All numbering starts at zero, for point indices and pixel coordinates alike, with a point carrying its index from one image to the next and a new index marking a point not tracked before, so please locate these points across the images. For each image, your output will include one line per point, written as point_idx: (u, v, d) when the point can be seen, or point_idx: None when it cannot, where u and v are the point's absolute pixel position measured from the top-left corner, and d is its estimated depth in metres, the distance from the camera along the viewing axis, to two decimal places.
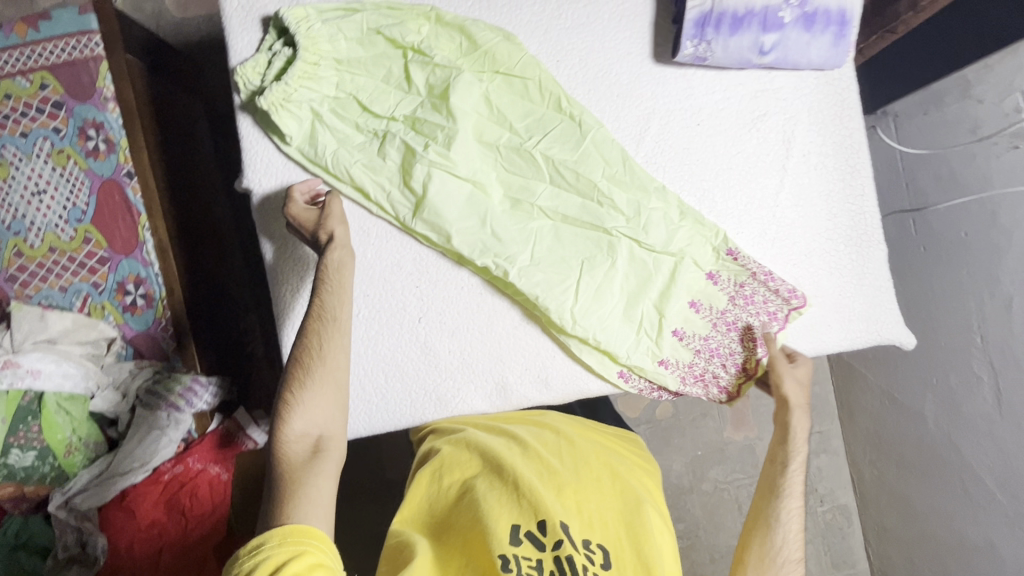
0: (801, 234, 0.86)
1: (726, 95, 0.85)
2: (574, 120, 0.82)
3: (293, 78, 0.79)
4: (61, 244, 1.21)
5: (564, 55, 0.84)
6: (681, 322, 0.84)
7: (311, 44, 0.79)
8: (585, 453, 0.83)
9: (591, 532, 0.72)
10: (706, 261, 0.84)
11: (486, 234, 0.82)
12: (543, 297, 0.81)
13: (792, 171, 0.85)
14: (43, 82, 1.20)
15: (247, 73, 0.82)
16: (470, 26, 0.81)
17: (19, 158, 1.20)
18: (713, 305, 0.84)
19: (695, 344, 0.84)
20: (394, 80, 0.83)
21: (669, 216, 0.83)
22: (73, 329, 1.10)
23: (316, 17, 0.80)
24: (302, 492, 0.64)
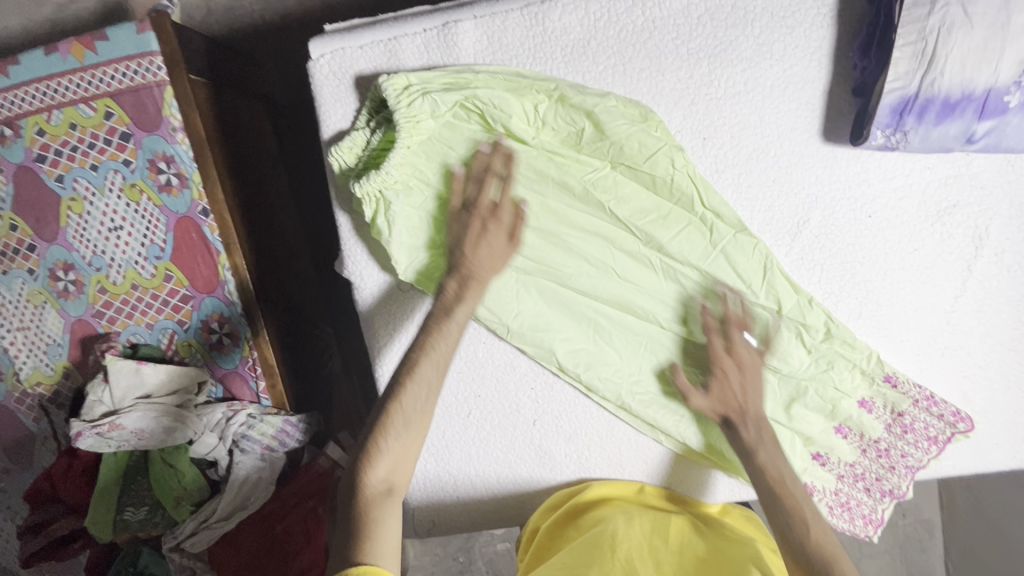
0: (978, 342, 0.74)
1: (907, 182, 0.70)
2: (704, 224, 0.71)
3: (395, 164, 0.69)
4: (143, 281, 1.18)
5: (714, 131, 0.70)
6: (826, 447, 0.77)
7: (411, 125, 0.68)
8: (695, 537, 0.74)
9: None
10: (856, 387, 0.74)
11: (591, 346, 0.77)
12: (653, 415, 0.78)
13: (976, 276, 0.72)
14: (107, 110, 1.10)
15: (343, 154, 0.70)
16: (603, 114, 0.68)
17: (92, 193, 1.14)
18: (865, 433, 0.76)
19: (839, 470, 0.78)
20: (509, 174, 0.72)
21: (808, 337, 0.73)
22: (168, 380, 1.09)
23: (419, 87, 0.68)
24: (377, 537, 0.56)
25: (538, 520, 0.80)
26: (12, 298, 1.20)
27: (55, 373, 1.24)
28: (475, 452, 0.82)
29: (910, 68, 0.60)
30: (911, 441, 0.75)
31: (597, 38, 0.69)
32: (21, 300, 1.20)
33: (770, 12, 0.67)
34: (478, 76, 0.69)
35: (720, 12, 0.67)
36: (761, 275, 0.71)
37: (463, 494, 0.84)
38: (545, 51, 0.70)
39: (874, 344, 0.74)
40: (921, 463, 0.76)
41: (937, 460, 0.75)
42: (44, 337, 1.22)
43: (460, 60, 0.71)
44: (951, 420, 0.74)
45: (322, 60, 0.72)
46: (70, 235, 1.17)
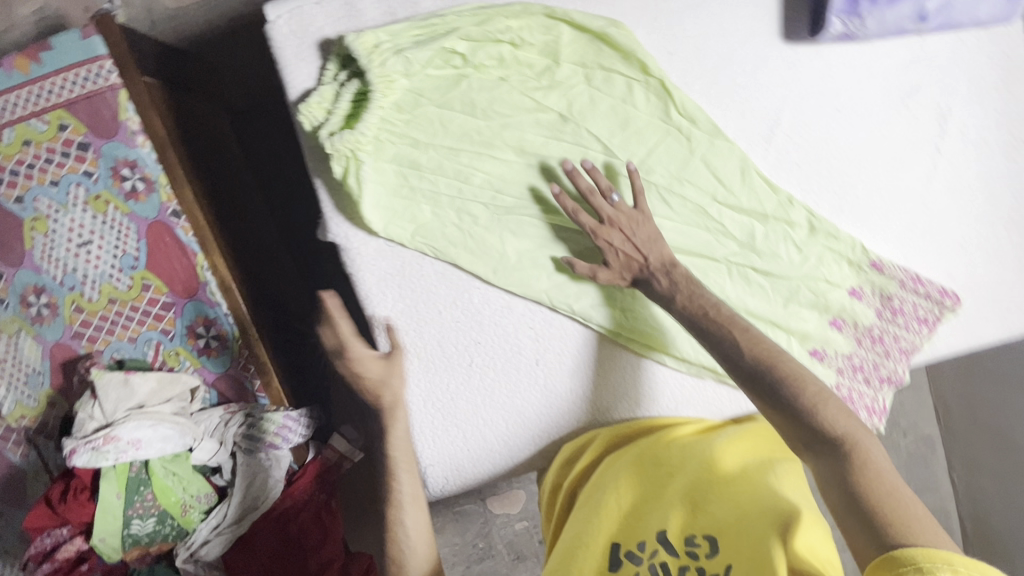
0: (956, 222, 0.76)
1: (868, 73, 0.73)
2: (682, 132, 0.72)
3: (370, 126, 0.68)
4: (120, 294, 1.15)
5: (677, 45, 0.71)
6: (821, 341, 0.77)
7: (385, 84, 0.67)
8: (703, 450, 0.77)
9: (694, 525, 0.72)
10: (846, 278, 0.76)
11: (582, 278, 0.77)
12: (654, 335, 0.79)
13: (945, 157, 0.75)
14: (61, 122, 1.07)
15: (313, 109, 0.69)
16: (563, 42, 0.70)
17: (55, 210, 1.10)
18: (858, 322, 0.78)
19: (839, 364, 0.77)
20: (484, 114, 0.72)
21: (795, 235, 0.75)
22: (159, 388, 1.07)
23: (389, 44, 0.67)
24: None
25: (554, 472, 0.82)
26: None
27: (38, 404, 1.20)
28: (483, 399, 0.81)
29: None
30: (902, 323, 0.77)
31: None
32: None
33: None
34: (450, 20, 0.68)
35: None
36: (740, 180, 0.73)
37: (479, 451, 0.83)
38: None
39: (858, 236, 0.76)
40: (913, 343, 0.78)
41: (930, 339, 0.78)
42: (21, 368, 1.17)
43: (419, 4, 0.71)
44: (938, 297, 0.76)
45: (280, 20, 0.71)
46: (37, 256, 1.12)
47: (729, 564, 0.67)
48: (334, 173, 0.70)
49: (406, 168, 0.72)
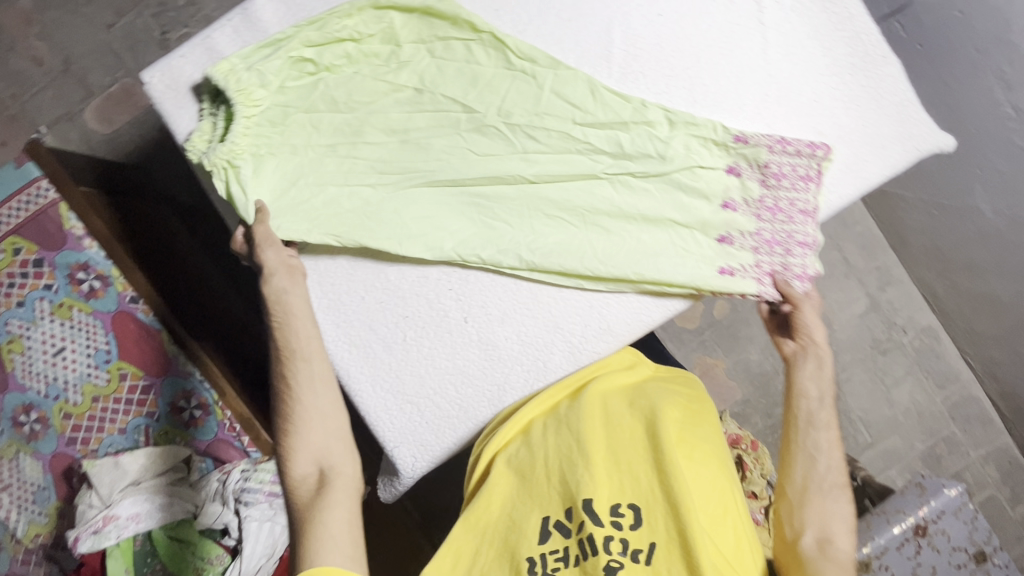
0: (803, 80, 0.82)
1: None
2: (527, 74, 0.79)
3: (240, 135, 0.75)
4: (101, 390, 1.21)
5: (501, 2, 0.80)
6: (725, 226, 0.80)
7: (245, 96, 0.75)
8: (630, 416, 0.80)
9: (622, 495, 0.74)
10: (720, 160, 0.81)
11: (482, 234, 0.80)
12: (561, 259, 0.80)
13: (771, 27, 0.81)
14: (15, 246, 1.17)
15: (193, 139, 0.76)
16: (395, 24, 0.78)
17: (26, 327, 1.19)
18: (748, 198, 0.81)
19: (752, 243, 0.80)
20: (347, 105, 0.79)
21: (657, 133, 0.79)
22: (150, 463, 1.13)
23: (242, 65, 0.75)
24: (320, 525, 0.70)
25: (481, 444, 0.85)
26: None
27: (49, 518, 1.23)
28: (425, 369, 0.85)
29: None
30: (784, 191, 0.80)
31: None
32: None
33: None
34: (290, 32, 0.76)
35: None
36: (592, 99, 0.79)
37: (430, 425, 0.86)
38: None
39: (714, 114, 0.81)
40: (809, 201, 0.80)
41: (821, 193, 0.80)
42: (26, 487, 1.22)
43: (268, 30, 0.79)
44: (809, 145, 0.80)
45: (154, 80, 0.79)
46: (19, 376, 1.20)
47: (650, 542, 0.71)
48: (218, 189, 0.76)
49: (293, 175, 0.79)
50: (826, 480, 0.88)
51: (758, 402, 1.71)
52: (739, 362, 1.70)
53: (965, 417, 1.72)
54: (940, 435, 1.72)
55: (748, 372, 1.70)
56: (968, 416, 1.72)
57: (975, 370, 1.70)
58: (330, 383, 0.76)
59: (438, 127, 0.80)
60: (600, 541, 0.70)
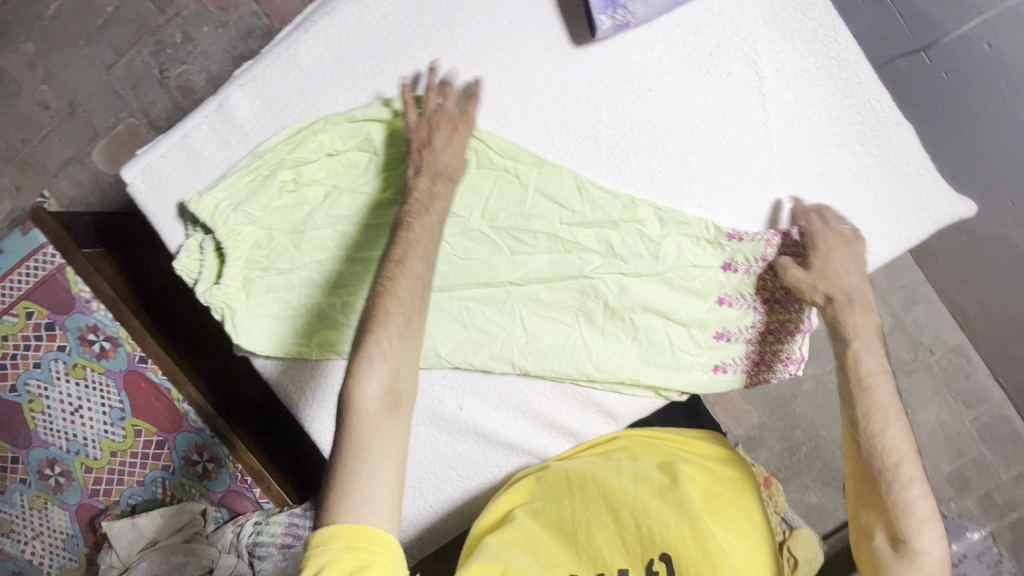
0: (808, 154, 0.76)
1: (666, 47, 0.75)
2: (510, 172, 0.76)
3: (234, 276, 0.76)
4: (118, 445, 1.25)
5: (481, 84, 0.76)
6: (720, 323, 0.79)
7: (233, 237, 0.74)
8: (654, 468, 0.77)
9: (653, 550, 0.69)
10: (714, 258, 0.77)
11: (473, 334, 0.80)
12: (556, 366, 0.79)
13: (771, 97, 0.75)
14: (28, 310, 1.21)
15: (184, 265, 0.77)
16: (358, 116, 0.75)
17: (44, 387, 1.24)
18: (744, 292, 0.78)
19: (745, 336, 0.80)
20: (329, 219, 0.78)
21: (648, 231, 0.76)
22: (165, 521, 1.17)
23: (226, 202, 0.74)
24: (365, 466, 0.57)
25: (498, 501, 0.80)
26: (16, 512, 1.26)
27: (78, 564, 1.28)
28: (423, 456, 0.85)
29: None
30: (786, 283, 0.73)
31: (345, 56, 0.77)
32: (24, 509, 1.27)
33: None
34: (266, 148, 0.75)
35: None
36: (579, 197, 0.76)
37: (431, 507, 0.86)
38: (310, 84, 0.78)
39: (714, 216, 0.77)
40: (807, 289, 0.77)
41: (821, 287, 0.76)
42: (56, 534, 1.28)
43: (243, 126, 0.79)
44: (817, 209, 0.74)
45: (135, 181, 0.79)
46: (41, 433, 1.25)
47: None
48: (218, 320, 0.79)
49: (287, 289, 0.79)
50: (877, 463, 0.78)
51: (775, 425, 1.68)
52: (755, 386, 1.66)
53: (996, 438, 1.65)
54: (969, 456, 1.65)
55: (763, 396, 1.67)
56: (999, 437, 1.64)
57: (1007, 390, 1.62)
58: (416, 304, 0.63)
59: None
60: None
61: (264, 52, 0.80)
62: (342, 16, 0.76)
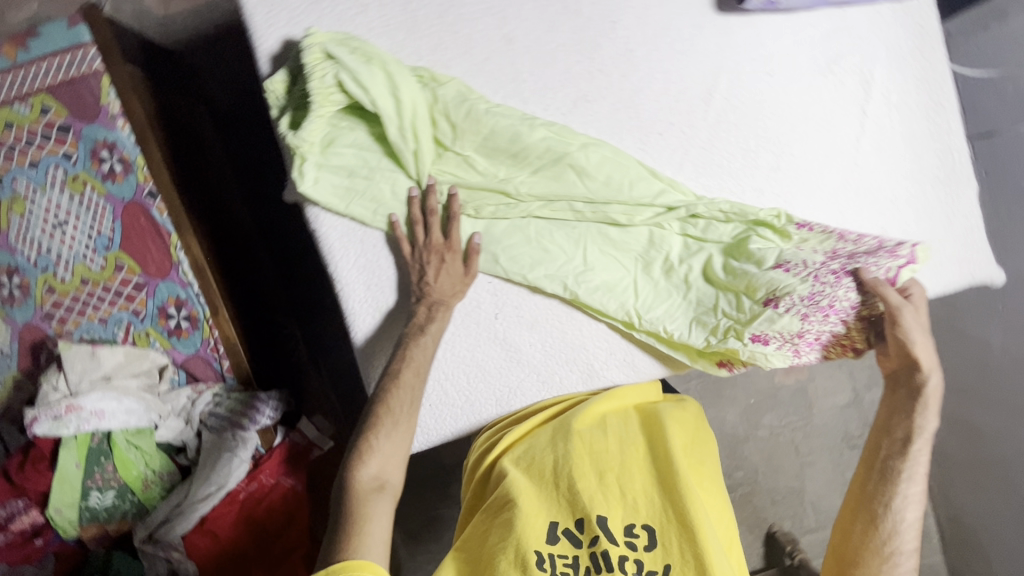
0: (885, 179, 0.82)
1: (796, 41, 0.79)
2: (620, 109, 0.79)
3: (313, 132, 0.75)
4: (93, 274, 1.17)
5: (620, 15, 0.78)
6: (771, 287, 0.74)
7: (324, 97, 0.74)
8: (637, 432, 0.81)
9: (636, 514, 0.73)
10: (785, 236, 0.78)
11: (537, 248, 0.80)
12: (604, 302, 0.81)
13: (871, 118, 0.81)
14: (44, 105, 1.11)
15: (274, 90, 0.76)
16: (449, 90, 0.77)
17: (33, 191, 1.14)
18: (805, 260, 0.74)
19: (801, 309, 0.71)
20: None
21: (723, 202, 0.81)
22: (126, 362, 1.09)
23: (330, 62, 0.74)
24: (368, 527, 0.64)
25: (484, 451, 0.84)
26: None
27: (4, 388, 1.19)
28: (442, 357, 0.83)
29: None
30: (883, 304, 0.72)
31: None
32: None
33: None
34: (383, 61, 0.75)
35: None
36: (676, 152, 0.80)
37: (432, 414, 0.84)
38: None
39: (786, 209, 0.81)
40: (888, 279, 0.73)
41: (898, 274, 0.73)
42: None
43: None
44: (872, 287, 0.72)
45: None
46: (12, 237, 1.15)
47: (666, 562, 0.70)
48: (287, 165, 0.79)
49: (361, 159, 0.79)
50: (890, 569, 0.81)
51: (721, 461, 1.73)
52: (714, 419, 1.72)
53: None
54: None
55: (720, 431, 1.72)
56: None
57: None
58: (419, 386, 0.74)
59: (516, 129, 0.77)
60: (614, 559, 0.69)
61: None
62: None
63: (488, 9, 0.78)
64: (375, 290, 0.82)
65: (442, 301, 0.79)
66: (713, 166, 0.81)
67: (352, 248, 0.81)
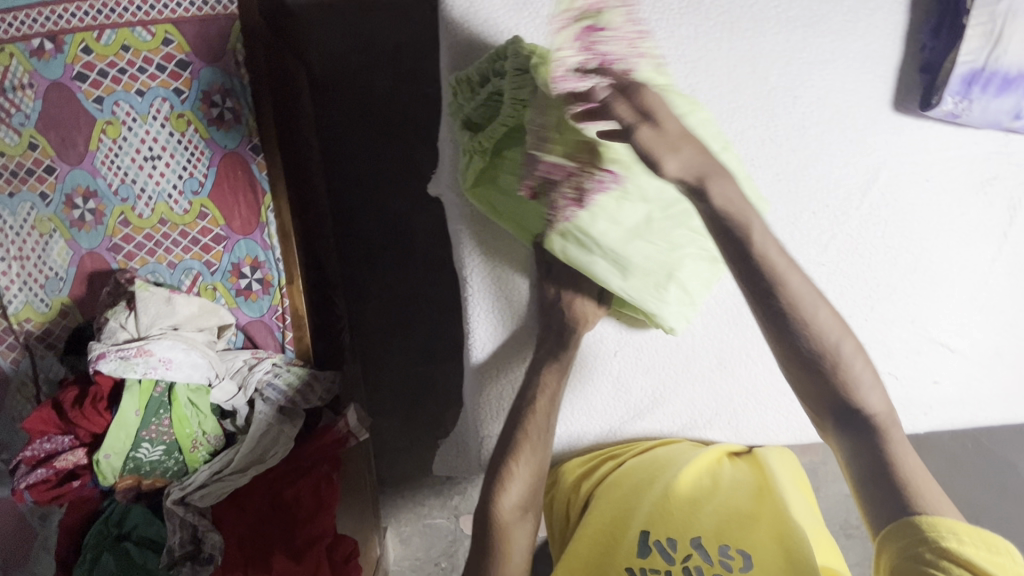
0: (1011, 303, 0.84)
1: (959, 154, 0.82)
2: (780, 181, 0.81)
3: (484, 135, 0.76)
4: (173, 216, 1.13)
5: (802, 90, 0.80)
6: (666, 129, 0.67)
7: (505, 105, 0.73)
8: (732, 475, 0.83)
9: (729, 537, 0.74)
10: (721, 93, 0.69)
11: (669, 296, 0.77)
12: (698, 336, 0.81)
13: (1011, 242, 0.83)
14: (166, 36, 1.06)
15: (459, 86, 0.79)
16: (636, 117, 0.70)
17: (133, 118, 1.09)
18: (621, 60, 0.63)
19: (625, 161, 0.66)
20: None
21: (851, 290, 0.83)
22: (198, 314, 1.06)
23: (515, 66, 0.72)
24: (504, 555, 0.69)
25: (581, 465, 0.87)
26: (16, 224, 1.12)
27: (49, 311, 1.15)
28: None
29: (979, 45, 0.73)
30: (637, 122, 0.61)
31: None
32: (27, 226, 1.12)
33: None
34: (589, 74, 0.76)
35: None
36: (824, 234, 0.82)
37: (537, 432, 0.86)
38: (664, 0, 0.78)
39: (904, 305, 0.83)
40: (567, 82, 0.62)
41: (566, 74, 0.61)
42: (44, 271, 1.14)
43: None
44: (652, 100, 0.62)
45: None
46: (98, 160, 1.10)
47: None
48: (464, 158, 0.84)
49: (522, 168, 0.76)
50: None
51: None
52: None
53: None
54: None
55: None
56: None
57: None
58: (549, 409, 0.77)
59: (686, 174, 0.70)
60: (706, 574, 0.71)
61: None
62: None
63: (680, 56, 0.79)
64: (504, 303, 0.82)
65: (571, 330, 0.80)
66: (857, 255, 0.82)
67: (488, 254, 0.82)
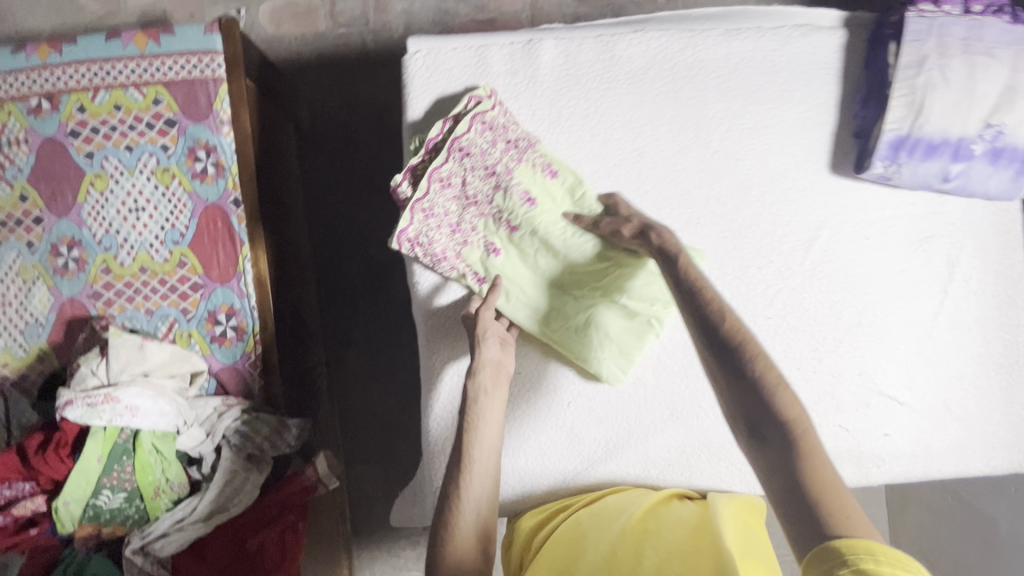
0: (956, 355, 0.87)
1: (896, 213, 0.86)
2: (725, 238, 0.85)
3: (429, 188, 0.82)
4: (154, 265, 1.16)
5: (743, 155, 0.85)
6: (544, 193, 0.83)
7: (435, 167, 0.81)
8: (682, 519, 0.78)
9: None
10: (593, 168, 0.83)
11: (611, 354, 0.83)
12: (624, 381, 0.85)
13: (951, 297, 0.86)
14: (157, 97, 1.13)
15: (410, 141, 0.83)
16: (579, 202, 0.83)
17: (121, 172, 1.14)
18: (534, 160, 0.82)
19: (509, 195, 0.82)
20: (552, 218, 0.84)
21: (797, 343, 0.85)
22: (169, 361, 1.08)
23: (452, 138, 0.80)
24: None
25: (533, 518, 0.85)
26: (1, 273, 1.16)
27: (26, 355, 1.18)
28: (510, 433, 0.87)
29: (904, 114, 0.78)
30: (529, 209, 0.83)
31: (654, 69, 0.84)
32: (12, 273, 1.16)
33: (792, 67, 0.84)
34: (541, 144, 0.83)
35: (752, 63, 0.84)
36: (769, 289, 0.85)
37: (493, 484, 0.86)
38: (611, 72, 0.84)
39: (851, 359, 0.85)
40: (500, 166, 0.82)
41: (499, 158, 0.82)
42: (24, 316, 1.17)
43: (540, 69, 0.84)
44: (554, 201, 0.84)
45: (418, 55, 0.84)
46: (84, 211, 1.15)
47: None
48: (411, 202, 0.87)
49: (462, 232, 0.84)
50: None
51: None
52: None
53: None
54: None
55: None
56: None
57: None
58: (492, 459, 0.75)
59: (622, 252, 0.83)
60: None
61: (581, 26, 0.88)
62: (669, 38, 0.84)
63: (627, 122, 0.84)
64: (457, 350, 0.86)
65: None
66: (802, 309, 0.85)
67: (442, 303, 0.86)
